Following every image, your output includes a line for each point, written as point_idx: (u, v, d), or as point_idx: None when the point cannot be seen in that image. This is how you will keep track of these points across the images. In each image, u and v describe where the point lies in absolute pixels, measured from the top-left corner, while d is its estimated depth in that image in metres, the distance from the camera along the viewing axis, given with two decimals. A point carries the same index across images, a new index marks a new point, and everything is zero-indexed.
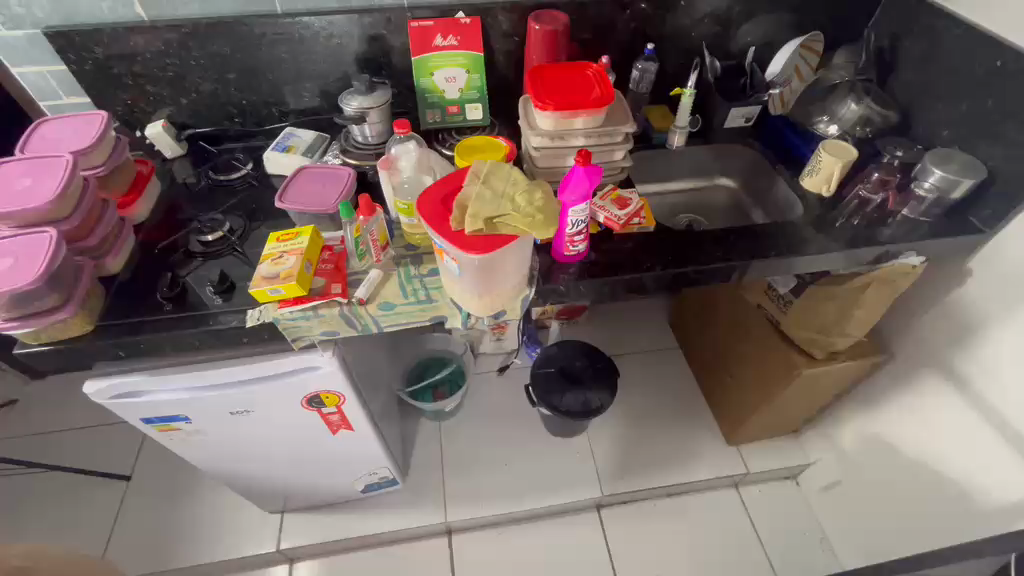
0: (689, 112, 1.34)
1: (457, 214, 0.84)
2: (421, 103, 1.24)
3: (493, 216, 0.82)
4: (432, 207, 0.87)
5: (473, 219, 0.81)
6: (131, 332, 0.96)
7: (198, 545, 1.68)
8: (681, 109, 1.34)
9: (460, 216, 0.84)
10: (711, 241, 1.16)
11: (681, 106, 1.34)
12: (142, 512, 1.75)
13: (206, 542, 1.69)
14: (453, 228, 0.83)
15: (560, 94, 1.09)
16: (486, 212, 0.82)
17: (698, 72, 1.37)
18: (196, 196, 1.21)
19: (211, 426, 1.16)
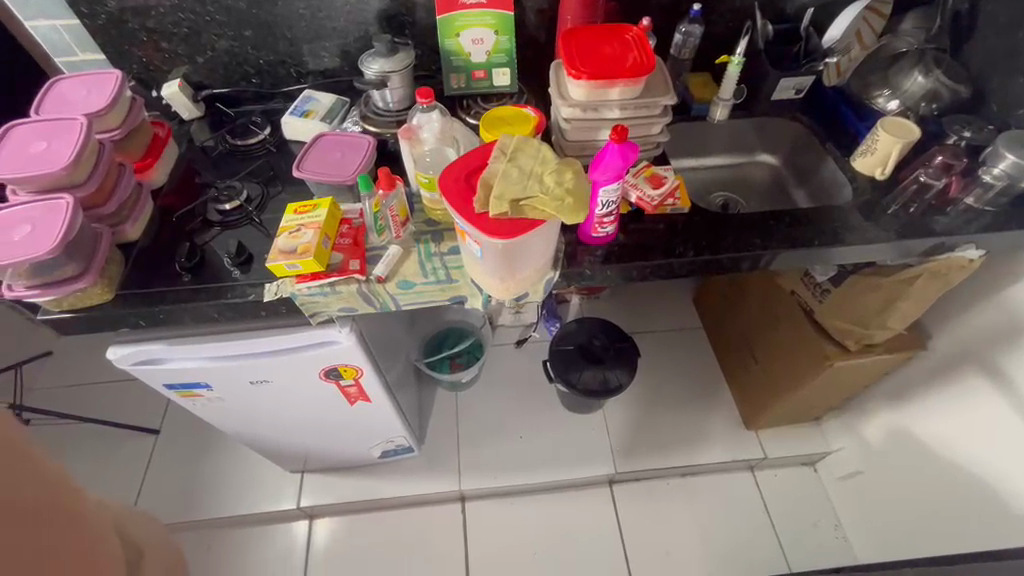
0: (734, 82, 1.22)
1: (481, 196, 0.78)
2: (445, 67, 1.16)
3: (519, 199, 0.77)
4: (452, 186, 0.82)
5: (498, 202, 0.76)
6: (149, 302, 0.95)
7: (222, 498, 1.76)
8: (726, 80, 1.23)
9: (484, 198, 0.79)
10: (749, 226, 1.09)
11: (726, 76, 1.23)
12: (172, 466, 1.82)
13: (230, 495, 1.76)
14: (476, 210, 0.78)
15: (595, 60, 1.00)
16: (512, 196, 0.76)
17: (748, 36, 1.24)
18: (214, 161, 1.18)
19: (231, 394, 1.18)
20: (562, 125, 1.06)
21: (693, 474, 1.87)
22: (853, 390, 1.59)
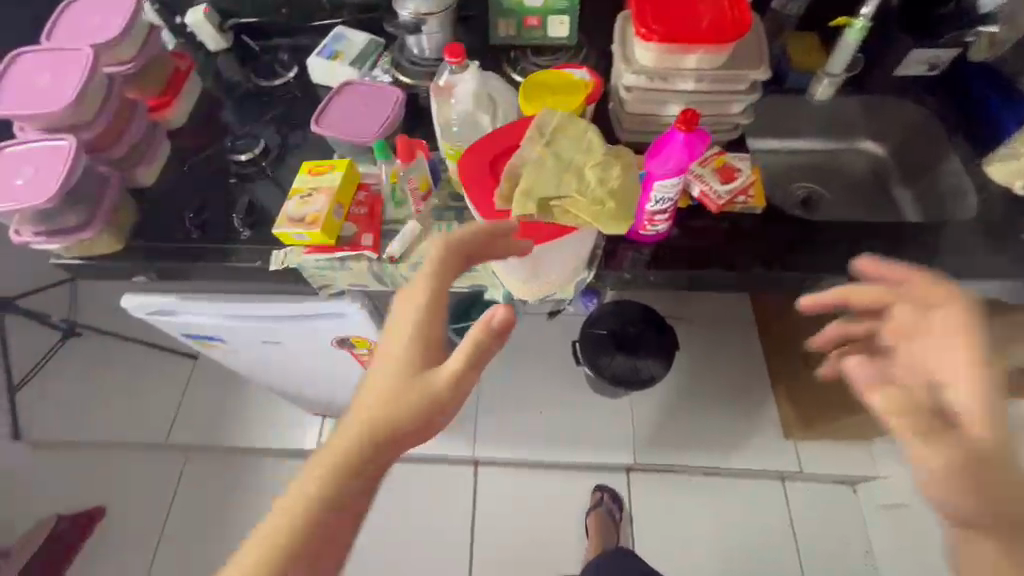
0: (849, 54, 0.98)
1: (504, 189, 0.65)
2: (493, 9, 0.98)
3: (550, 198, 0.63)
4: (473, 170, 0.69)
5: (524, 200, 0.63)
6: (157, 259, 0.90)
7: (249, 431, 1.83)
8: (839, 49, 0.98)
9: (508, 191, 0.65)
10: (833, 239, 0.90)
11: (840, 44, 0.98)
12: (192, 393, 1.84)
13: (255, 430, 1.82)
14: (497, 207, 0.65)
15: (671, 18, 0.81)
16: (539, 193, 0.63)
17: None
18: (236, 103, 1.09)
19: (246, 349, 1.16)
20: (622, 95, 0.88)
21: (719, 475, 1.76)
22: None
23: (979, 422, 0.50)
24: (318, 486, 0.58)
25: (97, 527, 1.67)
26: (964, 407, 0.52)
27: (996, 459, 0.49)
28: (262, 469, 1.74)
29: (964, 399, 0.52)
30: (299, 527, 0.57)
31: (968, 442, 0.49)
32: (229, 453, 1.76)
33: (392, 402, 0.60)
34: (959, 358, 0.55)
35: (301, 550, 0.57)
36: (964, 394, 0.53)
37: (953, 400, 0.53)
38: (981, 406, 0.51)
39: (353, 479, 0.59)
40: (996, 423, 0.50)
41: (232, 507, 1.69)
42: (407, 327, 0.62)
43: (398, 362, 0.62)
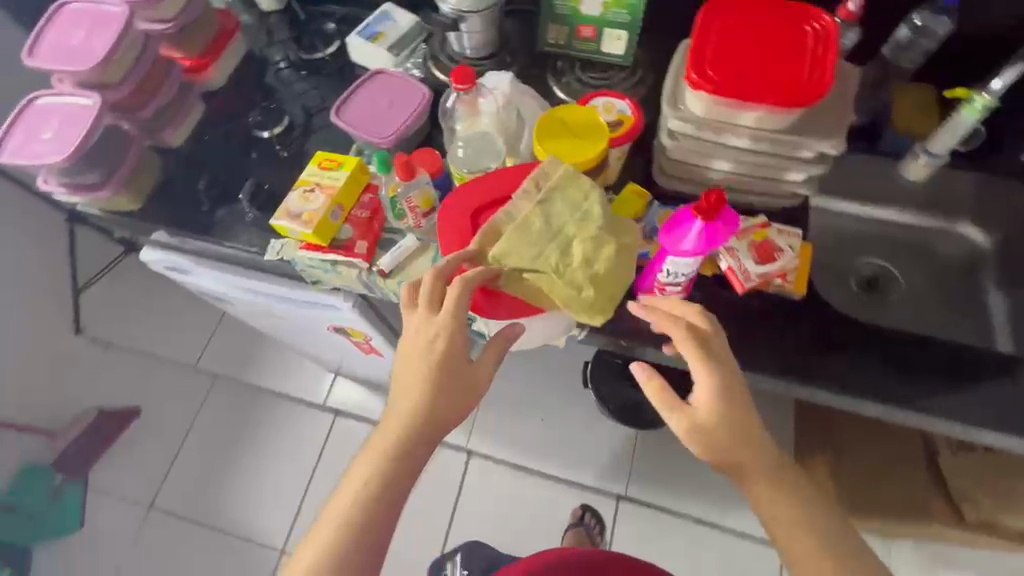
0: (961, 132, 0.80)
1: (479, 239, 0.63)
2: (545, 11, 0.88)
3: (523, 271, 0.61)
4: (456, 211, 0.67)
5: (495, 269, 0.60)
6: (168, 225, 0.93)
7: (262, 370, 1.87)
8: (951, 124, 0.81)
9: (484, 243, 0.63)
10: (868, 349, 0.79)
11: (954, 119, 0.80)
12: (224, 325, 1.93)
13: (269, 371, 1.87)
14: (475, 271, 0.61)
15: (736, 62, 0.68)
16: (514, 260, 0.60)
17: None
18: (275, 68, 1.05)
19: (252, 313, 1.16)
20: (663, 139, 0.77)
21: (726, 532, 1.58)
22: (959, 548, 1.21)
23: (715, 415, 0.61)
24: (377, 483, 0.61)
25: (125, 429, 1.80)
26: (696, 402, 0.62)
27: (732, 438, 0.61)
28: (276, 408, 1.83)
29: (705, 396, 0.62)
30: (363, 524, 0.60)
31: (706, 430, 0.61)
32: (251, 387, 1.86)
33: (431, 414, 0.61)
34: (698, 370, 0.62)
35: (363, 548, 0.60)
36: (703, 392, 0.62)
37: (693, 401, 0.63)
38: (717, 396, 0.61)
39: (405, 478, 0.62)
40: (726, 410, 0.61)
41: (243, 437, 1.81)
42: (436, 348, 0.60)
43: (428, 380, 0.60)
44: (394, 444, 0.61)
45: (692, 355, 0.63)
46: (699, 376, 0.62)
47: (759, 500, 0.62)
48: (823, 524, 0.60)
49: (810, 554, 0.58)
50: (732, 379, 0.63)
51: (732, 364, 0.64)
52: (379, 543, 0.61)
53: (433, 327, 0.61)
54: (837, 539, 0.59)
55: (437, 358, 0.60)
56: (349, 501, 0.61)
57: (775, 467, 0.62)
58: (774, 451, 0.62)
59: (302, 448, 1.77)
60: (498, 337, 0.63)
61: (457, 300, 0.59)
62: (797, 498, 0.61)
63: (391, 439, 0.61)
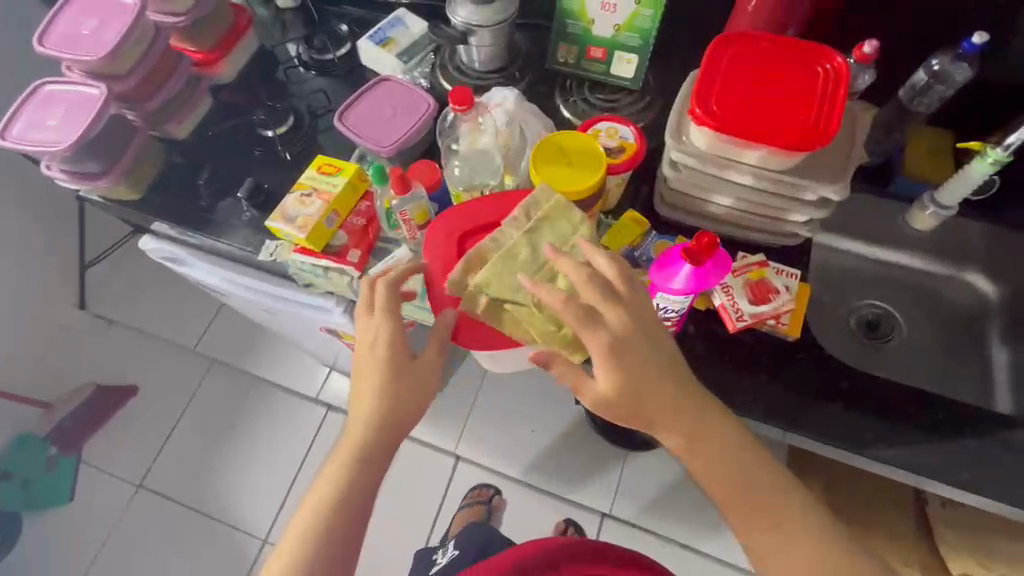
0: (972, 185, 0.78)
1: (457, 274, 0.62)
2: (556, 29, 0.87)
3: (505, 299, 0.61)
4: (441, 241, 0.68)
5: (475, 295, 0.62)
6: (166, 218, 0.93)
7: (256, 359, 1.86)
8: (962, 175, 0.78)
9: (468, 269, 0.63)
10: (858, 399, 0.77)
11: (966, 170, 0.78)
12: (224, 311, 1.93)
13: (262, 362, 1.86)
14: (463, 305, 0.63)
15: (742, 100, 0.66)
16: (495, 291, 0.61)
17: None
18: (283, 67, 1.05)
19: (245, 306, 1.16)
20: (665, 170, 0.76)
21: (708, 559, 1.56)
22: None
23: (619, 392, 0.59)
24: (340, 485, 0.64)
25: (121, 407, 1.80)
26: (600, 382, 0.59)
27: (643, 411, 0.60)
28: (268, 398, 1.81)
29: (606, 374, 0.58)
30: (325, 526, 0.64)
31: (616, 406, 0.60)
32: (243, 376, 1.85)
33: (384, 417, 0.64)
34: (592, 349, 0.58)
35: (331, 545, 0.63)
36: (605, 372, 0.58)
37: (596, 380, 0.59)
38: (617, 375, 0.58)
39: (366, 482, 0.65)
40: (630, 387, 0.59)
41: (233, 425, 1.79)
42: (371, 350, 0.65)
43: (368, 380, 0.64)
44: (352, 448, 0.65)
45: (582, 333, 0.58)
46: (595, 355, 0.58)
47: (687, 456, 0.62)
48: (746, 468, 0.62)
49: (737, 499, 0.61)
50: (631, 349, 0.59)
51: (628, 333, 0.59)
52: (342, 544, 0.64)
53: (370, 330, 0.65)
54: (760, 478, 0.62)
55: (376, 360, 0.64)
56: (317, 502, 0.65)
57: (699, 427, 0.61)
58: (691, 415, 0.61)
59: (291, 440, 1.76)
60: (433, 337, 0.66)
61: (389, 300, 0.65)
62: (722, 446, 0.62)
63: (345, 442, 0.65)
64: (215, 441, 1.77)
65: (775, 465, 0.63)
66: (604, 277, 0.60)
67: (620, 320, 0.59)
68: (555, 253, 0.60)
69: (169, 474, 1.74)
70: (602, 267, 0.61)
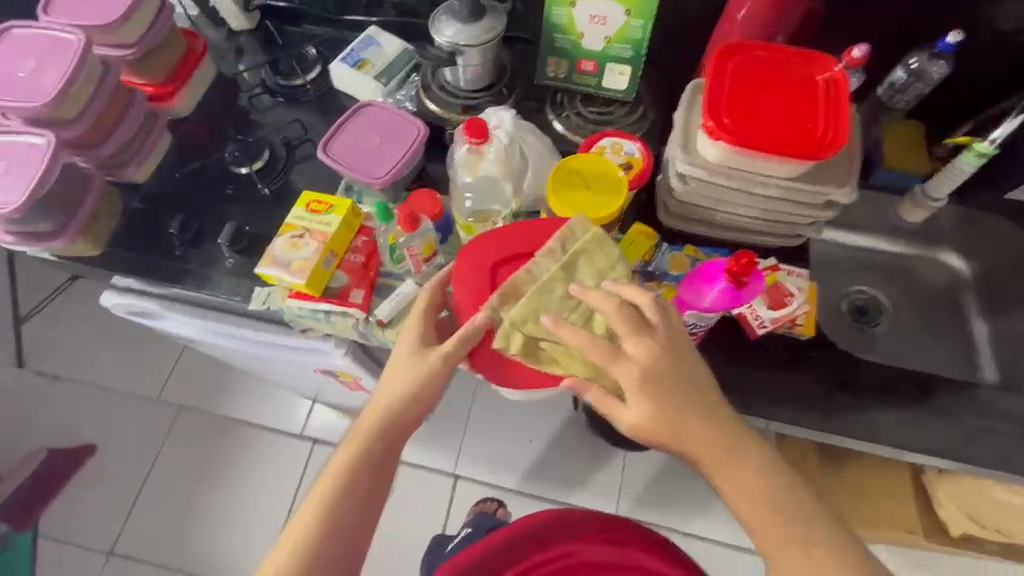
0: (963, 177, 0.82)
1: (494, 302, 0.62)
2: (545, 44, 0.84)
3: (540, 334, 0.61)
4: (468, 267, 0.66)
5: (508, 332, 0.60)
6: (135, 272, 0.84)
7: (229, 401, 1.73)
8: (952, 167, 0.82)
9: (505, 299, 0.62)
10: (870, 389, 0.80)
11: (956, 162, 0.82)
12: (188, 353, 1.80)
13: (238, 401, 1.73)
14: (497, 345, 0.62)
15: (750, 112, 0.66)
16: (534, 322, 0.61)
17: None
18: (247, 95, 0.97)
19: (226, 355, 1.07)
20: (673, 182, 0.76)
21: (720, 545, 1.58)
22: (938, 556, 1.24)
23: (650, 419, 0.58)
24: (339, 484, 0.64)
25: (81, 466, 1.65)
26: (631, 410, 0.59)
27: (676, 438, 0.59)
28: (247, 439, 1.69)
29: (638, 406, 0.58)
30: (314, 544, 0.62)
31: (649, 436, 0.59)
32: (216, 419, 1.72)
33: (394, 412, 0.65)
34: (621, 378, 0.58)
35: (320, 549, 0.62)
36: (636, 400, 0.58)
37: (629, 408, 0.59)
38: (647, 403, 0.58)
39: (362, 490, 0.64)
40: (659, 416, 0.58)
41: (211, 473, 1.66)
42: (399, 380, 0.65)
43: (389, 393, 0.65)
44: (358, 448, 0.65)
45: (609, 366, 0.58)
46: (623, 383, 0.58)
47: (710, 471, 0.60)
48: (770, 478, 0.59)
49: (762, 514, 0.58)
50: (659, 379, 0.58)
51: (658, 363, 0.58)
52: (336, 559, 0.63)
53: (405, 361, 0.66)
54: (781, 491, 0.59)
55: (403, 388, 0.65)
56: (314, 505, 0.64)
57: (733, 454, 0.60)
58: (726, 441, 0.60)
59: (279, 479, 1.65)
60: (457, 336, 0.64)
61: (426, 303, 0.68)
62: (741, 457, 0.59)
63: (350, 457, 0.65)
64: (190, 493, 1.64)
65: (801, 481, 0.61)
66: (632, 307, 0.60)
67: (646, 351, 0.58)
68: (585, 291, 0.59)
69: (142, 535, 1.60)
70: (635, 297, 0.60)
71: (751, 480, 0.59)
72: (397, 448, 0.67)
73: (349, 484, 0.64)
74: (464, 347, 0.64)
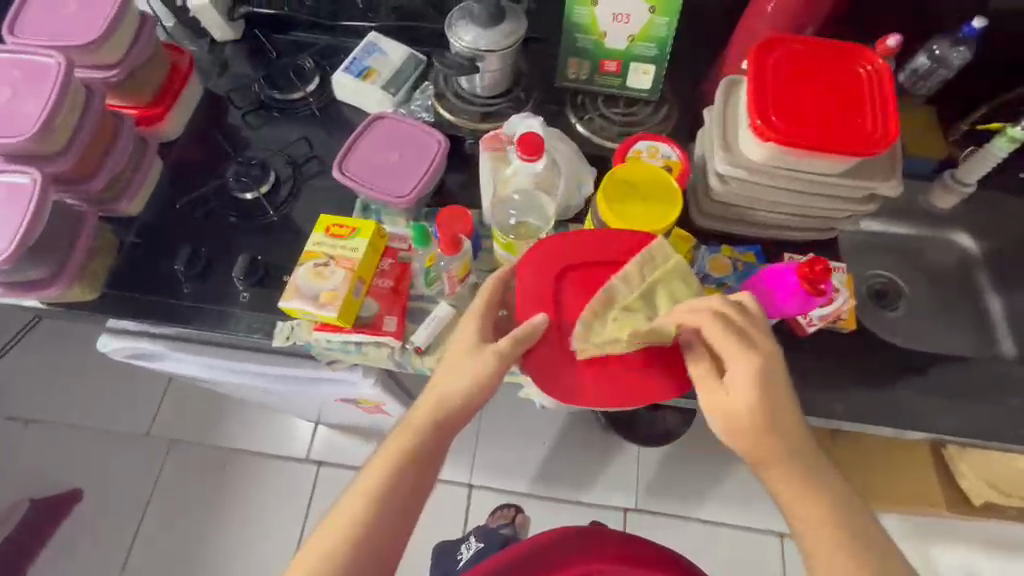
0: (994, 161, 0.81)
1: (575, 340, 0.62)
2: (565, 45, 0.81)
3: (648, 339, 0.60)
4: (538, 281, 0.64)
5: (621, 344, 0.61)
6: (138, 315, 0.77)
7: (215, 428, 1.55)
8: (984, 154, 0.81)
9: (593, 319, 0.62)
10: (914, 377, 0.79)
11: (987, 148, 0.80)
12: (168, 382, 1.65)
13: (223, 426, 1.55)
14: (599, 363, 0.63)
15: (797, 112, 0.65)
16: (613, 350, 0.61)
17: None
18: (241, 111, 0.90)
19: (236, 391, 0.99)
20: (713, 184, 0.74)
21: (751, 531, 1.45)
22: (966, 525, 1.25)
23: (747, 416, 0.55)
24: (386, 478, 0.59)
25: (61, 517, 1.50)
26: (743, 397, 0.55)
27: (772, 440, 0.55)
28: (243, 468, 1.51)
29: (750, 399, 0.55)
30: (353, 542, 0.57)
31: (749, 425, 0.55)
32: (203, 450, 1.53)
33: (449, 409, 0.61)
34: (741, 364, 0.55)
35: (360, 547, 0.57)
36: (740, 391, 0.55)
37: (728, 396, 0.56)
38: (761, 391, 0.55)
39: (409, 485, 0.60)
40: (770, 406, 0.55)
41: (200, 512, 1.48)
42: (456, 377, 0.61)
43: (440, 386, 0.62)
44: (409, 443, 0.61)
45: (728, 352, 0.56)
46: (742, 369, 0.55)
47: (766, 471, 0.56)
48: (819, 487, 0.56)
49: (810, 526, 0.54)
50: (775, 372, 0.56)
51: (773, 359, 0.56)
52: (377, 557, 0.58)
53: (463, 360, 0.61)
54: (832, 497, 0.56)
55: (463, 385, 0.61)
56: (359, 499, 0.59)
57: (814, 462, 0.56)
58: (810, 445, 0.57)
59: (274, 507, 1.47)
60: (511, 335, 0.61)
61: (492, 293, 0.63)
62: (798, 458, 0.56)
63: (398, 453, 0.60)
64: (172, 532, 1.46)
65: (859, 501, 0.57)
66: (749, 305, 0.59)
67: (757, 352, 0.56)
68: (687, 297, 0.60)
69: None
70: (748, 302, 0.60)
71: (825, 489, 0.56)
72: (449, 443, 0.63)
73: (397, 481, 0.60)
74: (520, 346, 0.60)
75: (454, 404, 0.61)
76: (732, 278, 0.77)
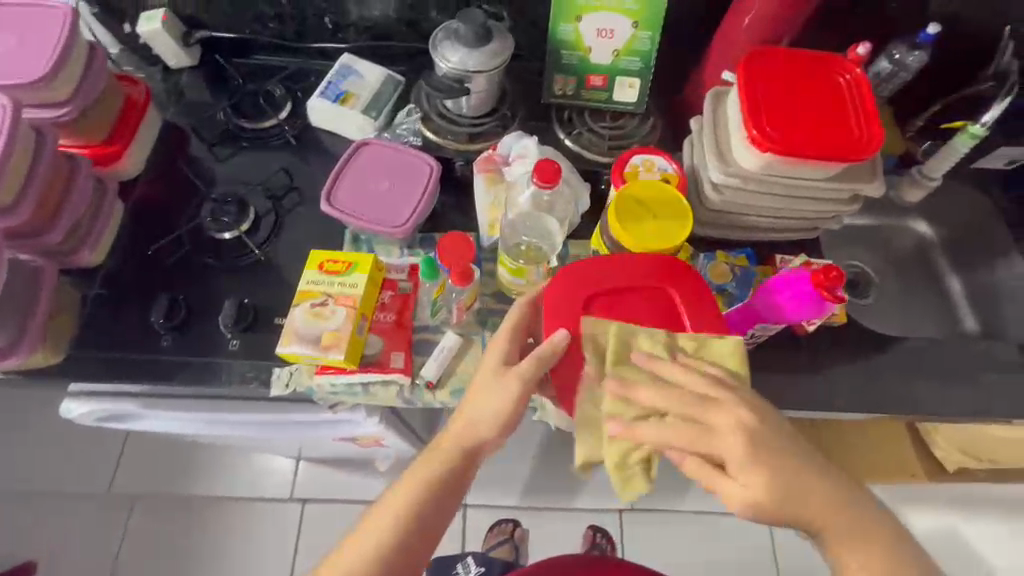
0: (956, 156, 0.86)
1: (592, 362, 0.57)
2: (550, 63, 0.80)
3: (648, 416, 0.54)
4: (558, 305, 0.62)
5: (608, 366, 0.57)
6: (112, 375, 0.70)
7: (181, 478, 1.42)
8: (947, 148, 0.86)
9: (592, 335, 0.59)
10: (903, 363, 0.83)
11: (949, 144, 0.86)
12: None
13: (191, 475, 1.42)
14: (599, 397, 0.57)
15: (790, 121, 0.67)
16: (622, 388, 0.54)
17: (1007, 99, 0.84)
18: (207, 144, 0.84)
19: (222, 442, 0.92)
20: (708, 193, 0.75)
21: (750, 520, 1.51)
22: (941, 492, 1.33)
23: (766, 499, 0.51)
24: (408, 507, 0.57)
25: None
26: (746, 483, 0.51)
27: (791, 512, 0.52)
28: (219, 519, 1.40)
29: (755, 478, 0.51)
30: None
31: (765, 507, 0.51)
32: (172, 503, 1.40)
33: (477, 437, 0.59)
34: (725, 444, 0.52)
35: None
36: (748, 478, 0.51)
37: (739, 485, 0.52)
38: (760, 470, 0.51)
39: (431, 514, 0.57)
40: (777, 482, 0.51)
41: (174, 570, 1.36)
42: (483, 402, 0.59)
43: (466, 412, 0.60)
44: (437, 471, 0.58)
45: (703, 427, 0.52)
46: (728, 451, 0.51)
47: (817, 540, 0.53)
48: (860, 531, 0.52)
49: None
50: (765, 441, 0.52)
51: (756, 423, 0.52)
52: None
53: (489, 382, 0.59)
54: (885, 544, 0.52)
55: (491, 411, 0.59)
56: (378, 532, 0.56)
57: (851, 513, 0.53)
58: (840, 498, 0.53)
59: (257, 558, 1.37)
60: (534, 355, 0.58)
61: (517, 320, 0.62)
62: (829, 516, 0.52)
63: (425, 482, 0.58)
64: None
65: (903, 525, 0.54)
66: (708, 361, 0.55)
67: (733, 423, 0.52)
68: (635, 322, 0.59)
69: None
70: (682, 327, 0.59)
71: (871, 534, 0.52)
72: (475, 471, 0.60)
73: (417, 509, 0.57)
74: (542, 367, 0.58)
75: (485, 429, 0.59)
76: (732, 285, 0.79)
